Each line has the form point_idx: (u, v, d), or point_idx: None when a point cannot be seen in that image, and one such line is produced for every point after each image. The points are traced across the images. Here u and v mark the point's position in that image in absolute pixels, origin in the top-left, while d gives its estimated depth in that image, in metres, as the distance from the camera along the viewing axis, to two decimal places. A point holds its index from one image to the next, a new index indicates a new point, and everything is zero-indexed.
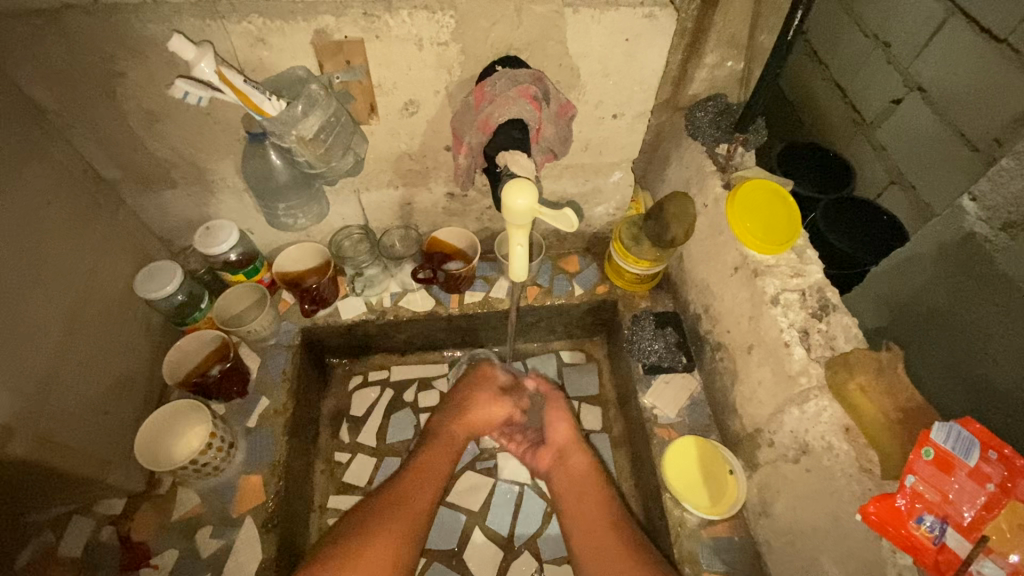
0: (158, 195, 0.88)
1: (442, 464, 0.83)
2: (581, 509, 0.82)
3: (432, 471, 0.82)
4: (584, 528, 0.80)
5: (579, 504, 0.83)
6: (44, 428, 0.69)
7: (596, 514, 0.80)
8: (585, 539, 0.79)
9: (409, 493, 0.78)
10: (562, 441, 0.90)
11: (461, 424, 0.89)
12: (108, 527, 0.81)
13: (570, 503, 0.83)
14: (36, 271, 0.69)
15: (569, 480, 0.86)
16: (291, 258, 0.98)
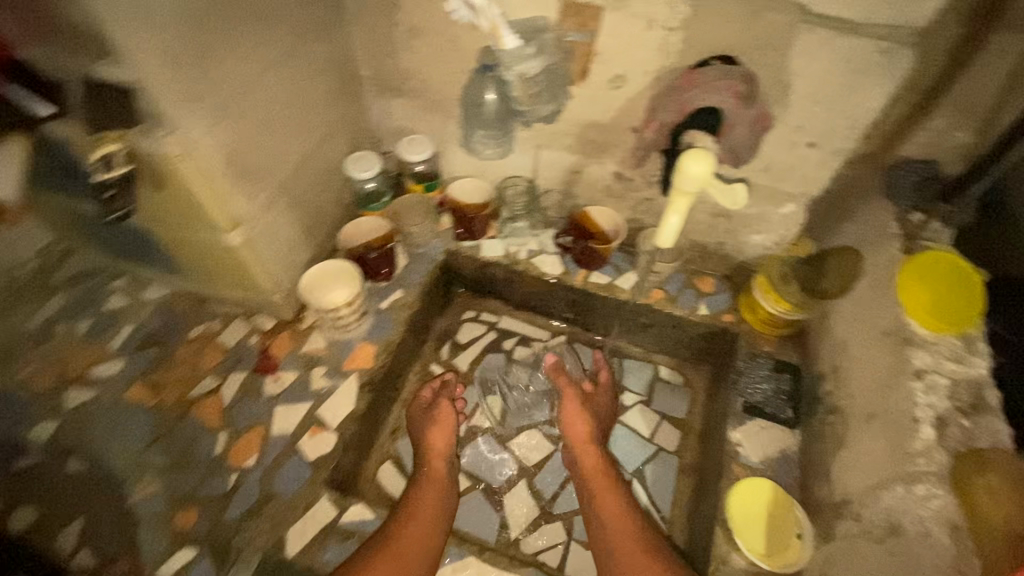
0: (388, 100, 1.06)
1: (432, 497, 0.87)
2: (607, 503, 0.88)
3: (421, 510, 0.84)
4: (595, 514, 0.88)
5: (601, 497, 0.89)
6: (257, 235, 0.88)
7: (617, 506, 0.87)
8: (608, 534, 0.84)
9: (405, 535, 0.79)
10: (579, 439, 0.97)
11: (435, 455, 0.93)
12: (255, 336, 1.00)
13: (592, 492, 0.90)
14: (293, 120, 0.88)
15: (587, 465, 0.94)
16: (463, 189, 1.10)
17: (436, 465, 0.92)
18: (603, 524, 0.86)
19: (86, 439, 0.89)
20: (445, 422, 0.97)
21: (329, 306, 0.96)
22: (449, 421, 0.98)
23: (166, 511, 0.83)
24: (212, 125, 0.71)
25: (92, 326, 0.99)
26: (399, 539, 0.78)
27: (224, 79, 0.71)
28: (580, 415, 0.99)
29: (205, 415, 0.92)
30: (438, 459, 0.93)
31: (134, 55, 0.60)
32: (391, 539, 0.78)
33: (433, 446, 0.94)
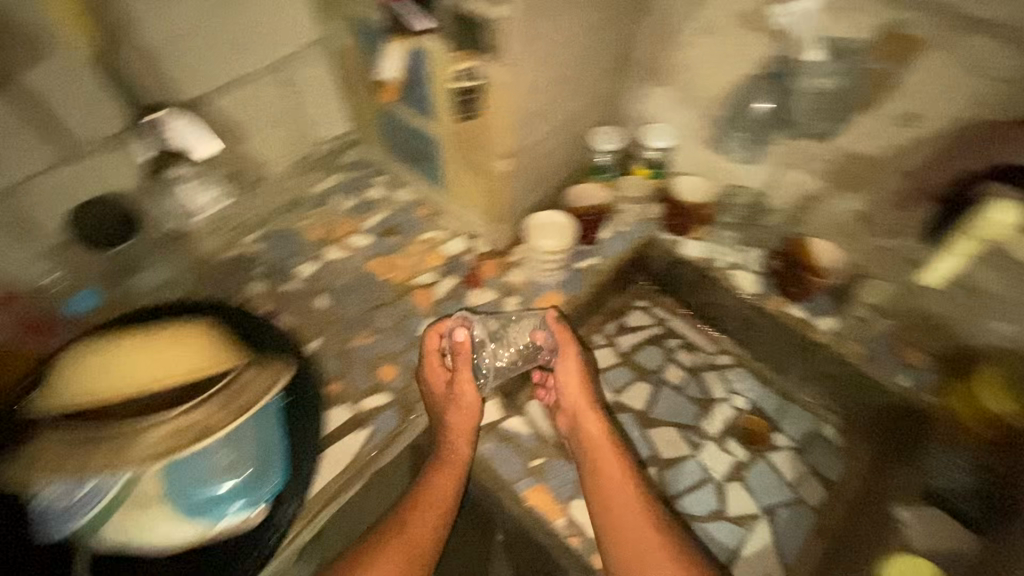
0: (646, 88, 1.12)
1: (439, 490, 0.86)
2: (607, 477, 0.86)
3: (426, 501, 0.84)
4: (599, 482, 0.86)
5: (601, 468, 0.87)
6: (516, 168, 0.99)
7: (616, 476, 0.86)
8: (608, 510, 0.82)
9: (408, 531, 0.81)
10: (580, 405, 0.93)
11: (460, 436, 0.90)
12: (468, 256, 1.15)
13: (596, 462, 0.88)
14: (578, 82, 1.00)
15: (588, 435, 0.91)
16: (685, 187, 1.14)
17: (452, 422, 0.91)
18: (605, 507, 0.83)
19: (333, 287, 1.11)
20: (467, 388, 0.93)
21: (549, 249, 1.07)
22: (441, 392, 0.95)
23: (373, 361, 1.01)
24: (532, 67, 0.85)
25: (355, 206, 1.24)
26: (418, 518, 0.82)
27: (551, 31, 0.84)
28: (578, 380, 0.96)
29: (418, 301, 1.09)
30: (460, 439, 0.90)
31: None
32: (413, 514, 0.83)
33: (435, 400, 0.94)
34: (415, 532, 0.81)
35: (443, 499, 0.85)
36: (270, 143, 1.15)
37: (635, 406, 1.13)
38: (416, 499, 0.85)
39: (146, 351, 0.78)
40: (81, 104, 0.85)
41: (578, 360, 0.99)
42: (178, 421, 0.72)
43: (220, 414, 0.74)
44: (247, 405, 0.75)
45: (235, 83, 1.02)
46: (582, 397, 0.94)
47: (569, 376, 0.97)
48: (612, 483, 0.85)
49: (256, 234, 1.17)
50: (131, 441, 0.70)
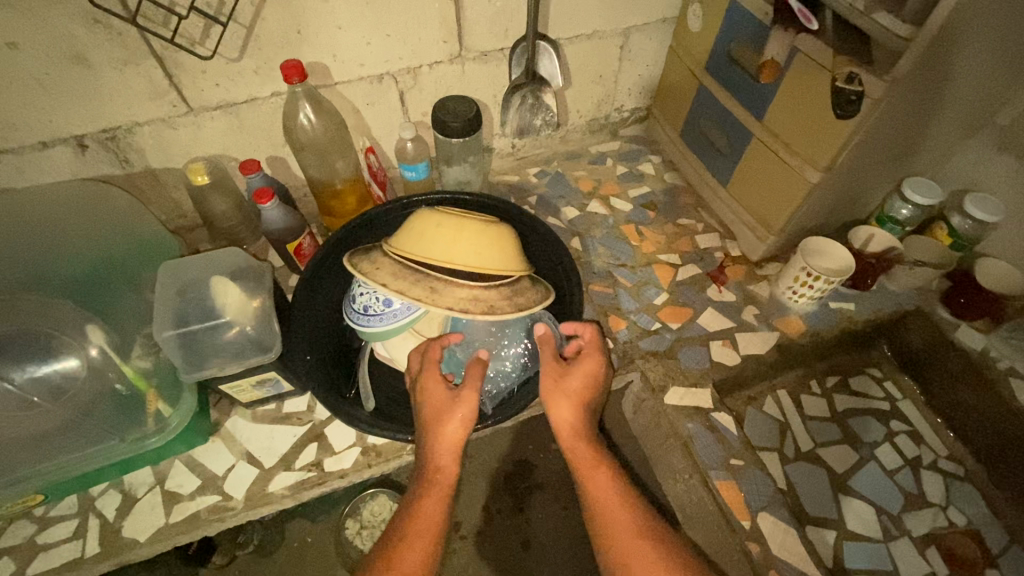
0: (993, 156, 1.03)
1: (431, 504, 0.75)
2: (596, 492, 0.77)
3: (422, 514, 0.75)
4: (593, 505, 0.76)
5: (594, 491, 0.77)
6: (825, 192, 0.97)
7: (609, 495, 0.76)
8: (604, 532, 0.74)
9: (403, 549, 0.71)
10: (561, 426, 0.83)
11: (444, 455, 0.79)
12: (718, 253, 1.18)
13: (586, 482, 0.78)
14: (930, 128, 0.94)
15: (578, 456, 0.81)
16: (992, 271, 1.03)
17: (440, 436, 0.79)
18: (602, 528, 0.74)
19: (587, 235, 1.22)
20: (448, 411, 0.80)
21: (816, 276, 1.01)
22: (437, 399, 0.81)
23: (605, 308, 1.09)
24: (906, 98, 0.82)
25: (625, 174, 1.34)
26: (414, 544, 0.72)
27: (944, 69, 0.81)
28: (568, 407, 0.83)
29: (659, 275, 1.15)
30: (443, 454, 0.79)
31: (938, 24, 0.72)
32: (410, 538, 0.73)
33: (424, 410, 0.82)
34: (416, 545, 0.72)
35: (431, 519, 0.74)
36: (582, 96, 1.28)
37: (833, 466, 1.06)
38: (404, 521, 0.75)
39: (479, 228, 0.86)
40: (488, 20, 1.02)
41: (557, 376, 0.85)
42: (478, 291, 0.82)
43: (506, 302, 0.83)
44: (526, 307, 0.84)
45: (589, 37, 1.15)
46: (570, 417, 0.83)
47: (557, 402, 0.84)
48: (604, 500, 0.76)
49: (537, 170, 1.34)
50: (443, 292, 0.81)
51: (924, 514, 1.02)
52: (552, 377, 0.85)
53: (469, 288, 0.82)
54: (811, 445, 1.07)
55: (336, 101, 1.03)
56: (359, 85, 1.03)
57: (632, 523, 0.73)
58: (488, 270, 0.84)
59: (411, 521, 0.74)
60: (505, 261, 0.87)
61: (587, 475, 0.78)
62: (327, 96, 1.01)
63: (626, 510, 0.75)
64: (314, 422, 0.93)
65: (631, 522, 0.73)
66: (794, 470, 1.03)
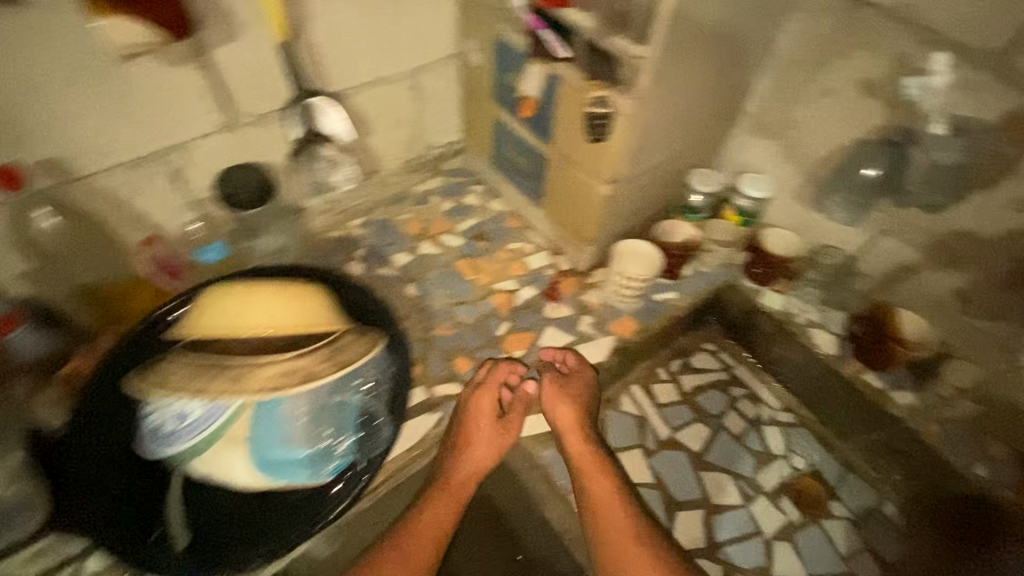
0: (751, 139, 1.16)
1: (459, 492, 0.88)
2: (598, 490, 0.89)
3: (443, 496, 0.88)
4: (594, 496, 0.88)
5: (592, 484, 0.89)
6: (616, 199, 1.04)
7: (606, 494, 0.88)
8: (602, 523, 0.86)
9: (427, 522, 0.85)
10: (564, 422, 0.95)
11: (472, 468, 0.91)
12: (551, 270, 1.22)
13: (582, 475, 0.91)
14: (691, 123, 1.04)
15: (580, 451, 0.93)
16: (776, 238, 1.15)
17: (471, 438, 0.92)
18: (606, 527, 0.86)
19: (421, 279, 1.18)
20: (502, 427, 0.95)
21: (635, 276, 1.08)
22: (485, 414, 0.94)
23: (449, 351, 1.06)
24: (658, 104, 0.90)
25: (451, 209, 1.33)
26: (445, 513, 0.86)
27: (683, 74, 0.89)
28: (577, 416, 0.96)
29: (497, 304, 1.15)
30: (470, 471, 0.90)
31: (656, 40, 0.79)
32: (443, 498, 0.87)
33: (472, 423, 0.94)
34: (450, 510, 0.86)
35: (461, 496, 0.88)
36: (388, 140, 1.25)
37: (692, 447, 1.10)
38: (438, 491, 0.88)
39: (277, 291, 0.83)
40: (249, 83, 0.95)
41: (554, 383, 0.99)
42: (288, 363, 0.76)
43: (324, 365, 0.78)
44: (348, 363, 0.79)
45: (374, 83, 1.12)
46: (579, 420, 0.95)
47: (568, 413, 0.96)
48: (608, 503, 0.88)
49: (360, 220, 1.29)
50: (247, 376, 0.75)
51: (774, 469, 1.09)
52: (552, 385, 0.98)
53: (277, 363, 0.76)
54: (669, 432, 1.11)
55: (92, 197, 0.90)
56: (114, 174, 0.90)
57: (631, 527, 0.85)
58: (296, 331, 0.80)
59: (443, 495, 0.88)
60: (314, 319, 0.82)
61: (590, 474, 0.90)
62: (74, 194, 0.88)
63: (625, 517, 0.86)
64: (129, 574, 0.79)
65: (627, 527, 0.85)
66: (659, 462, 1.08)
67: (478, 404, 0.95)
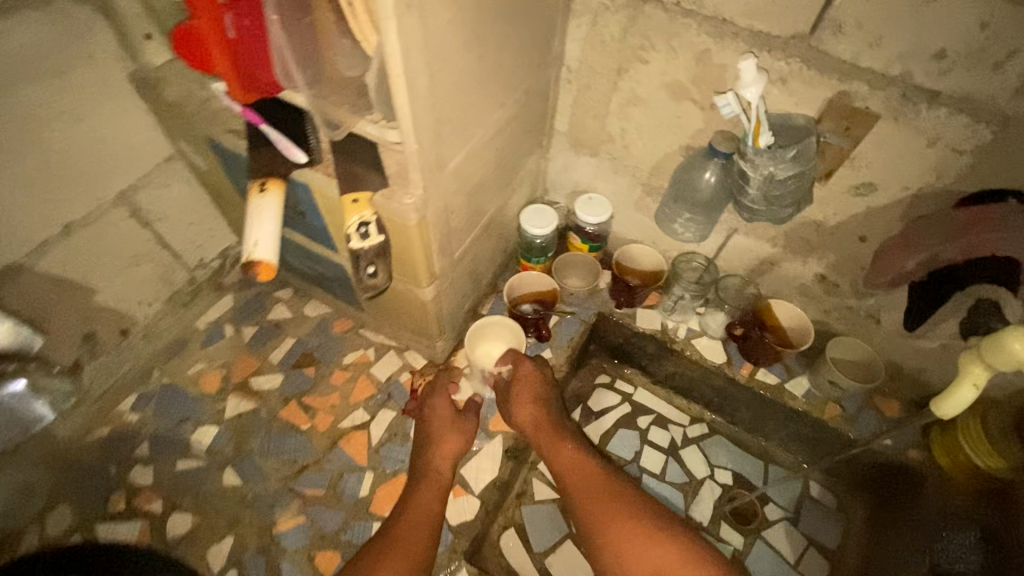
0: (574, 157, 1.00)
1: (424, 502, 0.80)
2: (568, 461, 0.83)
3: (408, 515, 0.78)
4: (568, 470, 0.83)
5: (562, 456, 0.84)
6: (443, 291, 0.84)
7: (580, 465, 0.82)
8: (580, 490, 0.80)
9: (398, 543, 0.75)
10: (521, 406, 0.89)
11: (434, 477, 0.83)
12: (405, 374, 0.99)
13: (553, 450, 0.85)
14: (500, 174, 0.84)
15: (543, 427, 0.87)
16: (633, 254, 1.05)
17: (440, 436, 0.87)
18: (581, 489, 0.80)
19: (242, 454, 0.90)
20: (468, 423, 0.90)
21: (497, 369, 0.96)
22: (449, 414, 0.90)
23: (307, 548, 0.83)
24: (442, 188, 0.68)
25: (255, 335, 1.02)
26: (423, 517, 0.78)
27: (463, 143, 0.68)
28: (538, 411, 0.88)
29: (353, 452, 0.90)
30: (436, 471, 0.84)
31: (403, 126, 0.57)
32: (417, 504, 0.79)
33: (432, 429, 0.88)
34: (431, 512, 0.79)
35: (428, 510, 0.79)
36: (128, 287, 0.91)
37: None
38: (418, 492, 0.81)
39: None
40: None
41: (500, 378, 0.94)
42: None
43: None
44: None
45: (62, 234, 0.78)
46: (542, 413, 0.88)
47: (529, 407, 0.89)
48: (589, 483, 0.81)
49: (132, 399, 0.95)
50: None
51: (705, 493, 1.02)
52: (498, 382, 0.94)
53: None
54: None
55: None
56: None
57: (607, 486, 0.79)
58: None
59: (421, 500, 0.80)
60: None
61: (560, 449, 0.85)
62: None
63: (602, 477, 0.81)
64: None
65: (608, 488, 0.79)
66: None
67: (439, 405, 0.90)
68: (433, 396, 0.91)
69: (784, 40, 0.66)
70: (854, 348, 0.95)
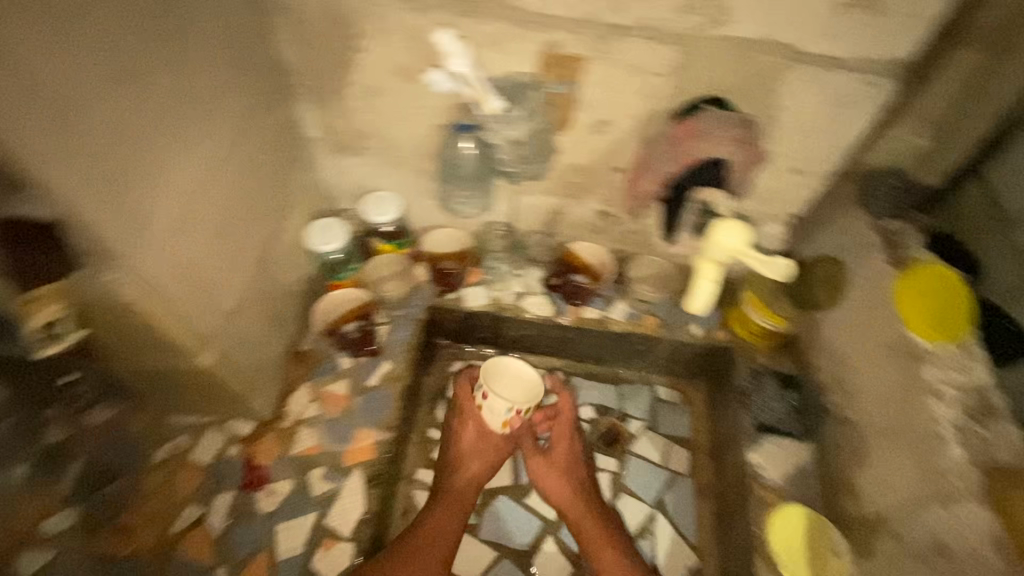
0: (342, 160, 0.94)
1: (448, 525, 0.85)
2: (588, 533, 0.89)
3: (418, 555, 0.82)
4: (575, 522, 0.91)
5: (583, 524, 0.90)
6: (229, 347, 0.78)
7: (593, 528, 0.89)
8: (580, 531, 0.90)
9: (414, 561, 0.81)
10: (561, 466, 0.94)
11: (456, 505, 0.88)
12: (234, 446, 0.90)
13: (568, 509, 0.91)
14: (249, 206, 0.78)
15: (571, 504, 0.92)
16: (439, 240, 1.04)
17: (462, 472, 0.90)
18: (586, 538, 0.89)
19: None
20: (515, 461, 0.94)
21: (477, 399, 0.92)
22: (472, 440, 0.93)
23: None
24: (160, 243, 0.62)
25: None
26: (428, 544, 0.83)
27: (166, 188, 0.61)
28: (569, 450, 0.96)
29: (194, 553, 0.81)
30: (467, 487, 0.89)
31: (48, 186, 0.49)
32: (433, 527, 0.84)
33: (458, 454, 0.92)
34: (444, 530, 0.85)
35: (453, 531, 0.85)
36: None
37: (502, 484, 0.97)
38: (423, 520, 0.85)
39: None
40: None
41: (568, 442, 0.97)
42: None
43: None
44: None
45: None
46: (568, 457, 0.95)
47: (561, 444, 0.97)
48: (579, 519, 0.91)
49: None
50: None
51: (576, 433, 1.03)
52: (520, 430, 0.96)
53: None
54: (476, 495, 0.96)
55: None
56: None
57: (610, 538, 0.89)
58: None
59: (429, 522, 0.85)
60: None
61: (573, 506, 0.91)
62: None
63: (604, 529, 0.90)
64: None
65: (608, 536, 0.89)
66: (566, 533, 0.93)
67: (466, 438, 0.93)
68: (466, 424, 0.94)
69: (478, 3, 0.66)
70: (654, 265, 1.08)
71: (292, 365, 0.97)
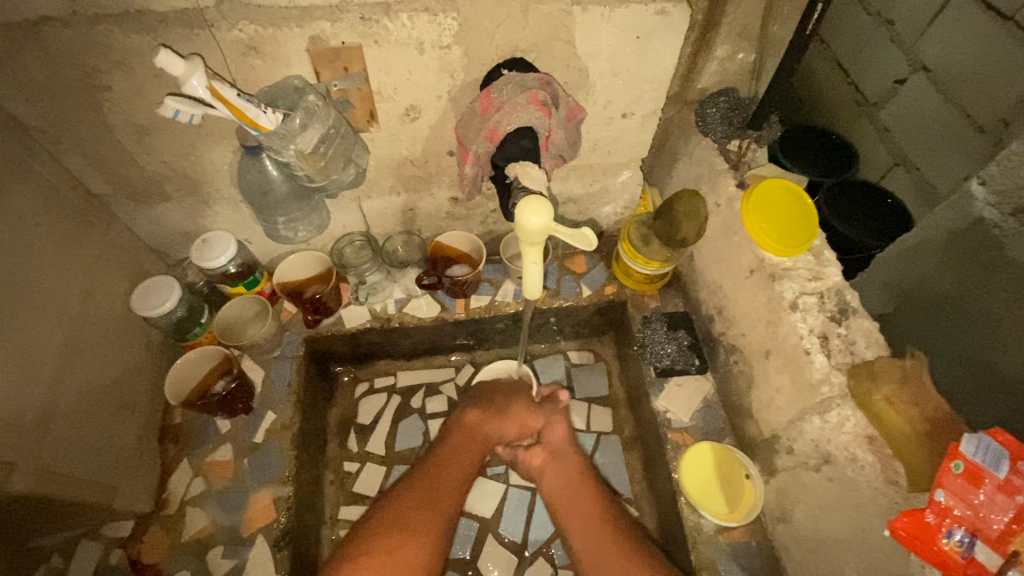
0: (152, 210, 0.85)
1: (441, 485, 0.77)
2: (570, 505, 0.79)
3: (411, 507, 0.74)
4: (568, 506, 0.79)
5: (570, 501, 0.79)
6: (46, 460, 0.67)
7: (577, 499, 0.79)
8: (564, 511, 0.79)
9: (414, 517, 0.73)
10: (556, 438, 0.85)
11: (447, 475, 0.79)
12: (117, 551, 0.80)
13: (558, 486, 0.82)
14: (27, 300, 0.66)
15: (565, 489, 0.81)
16: (294, 266, 0.95)
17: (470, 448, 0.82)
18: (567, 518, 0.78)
19: None
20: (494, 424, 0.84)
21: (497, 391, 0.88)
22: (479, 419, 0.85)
23: None
24: None
25: None
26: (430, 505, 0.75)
27: None
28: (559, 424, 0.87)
29: None
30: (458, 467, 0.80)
31: None
32: (438, 479, 0.78)
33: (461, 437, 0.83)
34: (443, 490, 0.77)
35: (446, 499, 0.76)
36: None
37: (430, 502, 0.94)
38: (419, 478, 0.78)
39: None
40: None
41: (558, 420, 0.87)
42: None
43: None
44: None
45: None
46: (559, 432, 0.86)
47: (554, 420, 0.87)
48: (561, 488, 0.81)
49: None
50: None
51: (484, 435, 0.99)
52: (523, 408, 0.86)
53: None
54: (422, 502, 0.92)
55: None
56: None
57: (595, 515, 0.77)
58: None
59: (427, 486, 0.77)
60: None
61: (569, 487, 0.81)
62: None
63: (587, 502, 0.79)
64: None
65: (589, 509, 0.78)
66: (506, 527, 0.94)
67: (469, 412, 0.86)
68: (463, 405, 0.88)
69: (215, 8, 0.59)
70: None
71: (165, 445, 0.88)
